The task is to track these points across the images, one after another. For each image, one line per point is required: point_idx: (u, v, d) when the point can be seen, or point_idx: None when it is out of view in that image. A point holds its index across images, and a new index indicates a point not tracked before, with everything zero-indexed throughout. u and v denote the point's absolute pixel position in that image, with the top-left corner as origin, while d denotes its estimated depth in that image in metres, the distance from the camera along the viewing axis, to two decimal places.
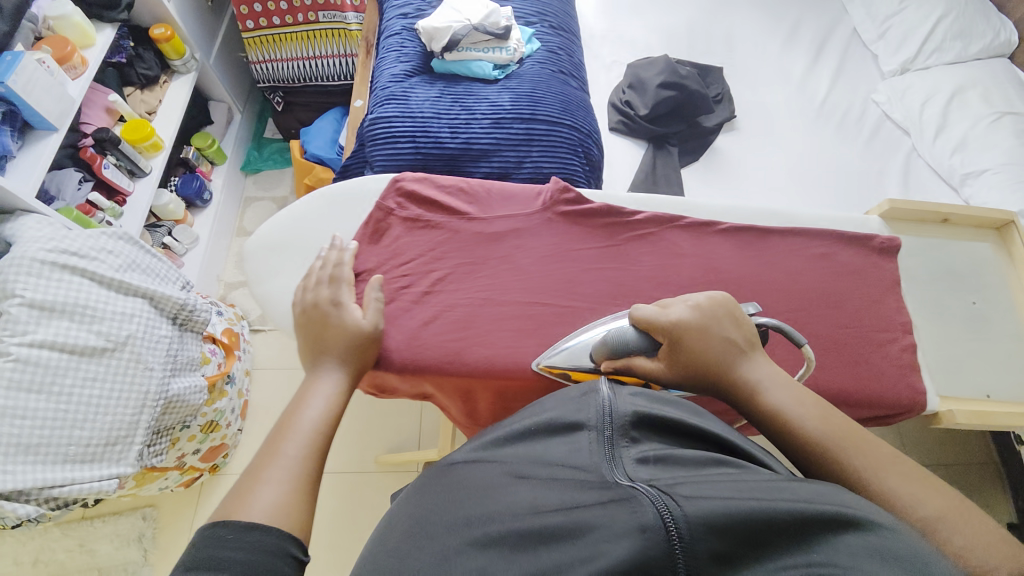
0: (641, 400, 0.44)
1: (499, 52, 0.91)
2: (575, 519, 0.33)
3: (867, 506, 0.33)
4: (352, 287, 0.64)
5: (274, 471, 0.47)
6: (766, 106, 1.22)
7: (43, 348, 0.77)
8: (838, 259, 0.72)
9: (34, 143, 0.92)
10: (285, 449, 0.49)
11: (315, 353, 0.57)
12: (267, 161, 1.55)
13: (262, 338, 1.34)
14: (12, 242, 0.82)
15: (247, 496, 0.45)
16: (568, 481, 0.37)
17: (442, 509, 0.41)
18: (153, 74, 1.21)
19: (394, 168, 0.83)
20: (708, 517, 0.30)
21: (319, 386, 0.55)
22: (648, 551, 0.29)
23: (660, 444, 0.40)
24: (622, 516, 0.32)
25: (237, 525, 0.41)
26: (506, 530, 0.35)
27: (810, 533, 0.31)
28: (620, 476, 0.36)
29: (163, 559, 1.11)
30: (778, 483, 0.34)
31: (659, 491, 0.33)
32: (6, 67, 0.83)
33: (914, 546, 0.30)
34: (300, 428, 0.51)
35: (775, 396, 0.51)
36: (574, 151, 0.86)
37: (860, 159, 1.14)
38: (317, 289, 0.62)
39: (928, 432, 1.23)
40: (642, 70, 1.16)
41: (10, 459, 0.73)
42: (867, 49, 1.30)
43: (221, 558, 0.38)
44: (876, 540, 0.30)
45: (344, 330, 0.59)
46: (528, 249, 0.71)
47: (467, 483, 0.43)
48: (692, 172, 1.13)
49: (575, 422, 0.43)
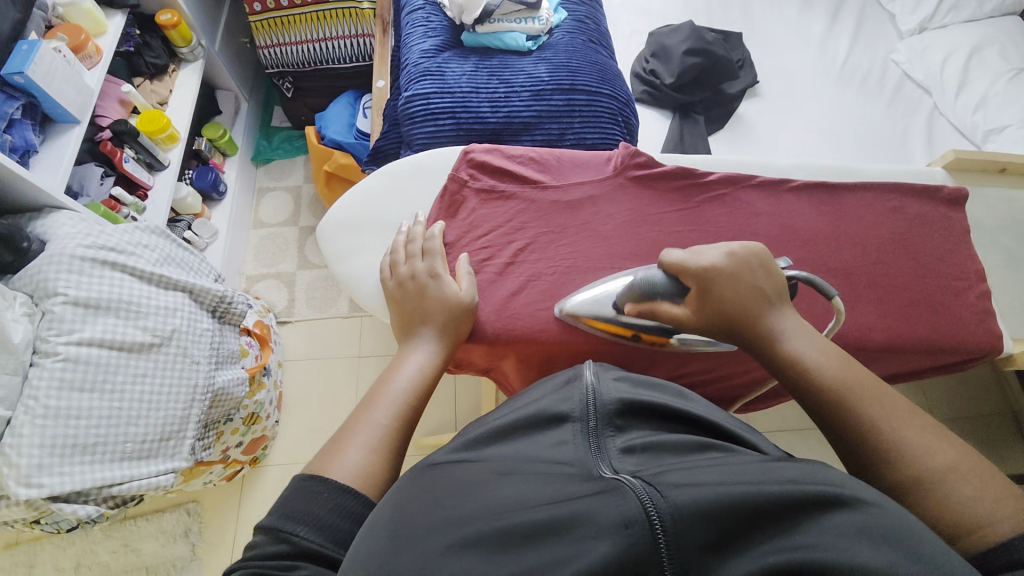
0: (624, 386, 0.44)
1: (531, 22, 0.91)
2: (560, 514, 0.31)
3: (852, 482, 0.32)
4: (444, 261, 0.65)
5: (361, 435, 0.48)
6: (789, 70, 1.19)
7: (92, 346, 0.74)
8: (910, 212, 0.72)
9: (56, 137, 0.90)
10: (374, 415, 0.50)
11: (416, 325, 0.60)
12: (277, 150, 1.51)
13: (290, 330, 1.32)
14: (46, 240, 0.80)
15: (336, 457, 0.46)
16: (548, 476, 0.35)
17: (416, 505, 0.36)
18: (162, 62, 1.17)
19: (435, 144, 0.83)
20: (693, 507, 0.29)
21: (413, 355, 0.57)
22: (635, 546, 0.28)
23: (645, 430, 0.39)
24: (606, 510, 0.30)
25: (331, 485, 0.42)
26: (486, 530, 0.32)
27: (797, 515, 0.29)
28: (604, 467, 0.34)
29: (211, 554, 1.11)
30: (765, 465, 0.33)
31: (643, 482, 0.31)
32: (24, 57, 0.80)
33: (901, 521, 0.30)
34: (390, 395, 0.52)
35: (798, 344, 0.52)
36: (615, 119, 0.87)
37: (882, 119, 1.12)
38: (412, 263, 0.64)
39: (954, 387, 1.26)
40: (665, 38, 1.14)
41: (66, 461, 0.70)
42: (883, 8, 1.26)
43: (314, 515, 0.40)
44: (862, 518, 0.29)
45: (441, 303, 0.61)
46: (607, 215, 0.71)
47: (440, 478, 0.39)
48: (719, 141, 1.11)
49: (558, 415, 0.41)
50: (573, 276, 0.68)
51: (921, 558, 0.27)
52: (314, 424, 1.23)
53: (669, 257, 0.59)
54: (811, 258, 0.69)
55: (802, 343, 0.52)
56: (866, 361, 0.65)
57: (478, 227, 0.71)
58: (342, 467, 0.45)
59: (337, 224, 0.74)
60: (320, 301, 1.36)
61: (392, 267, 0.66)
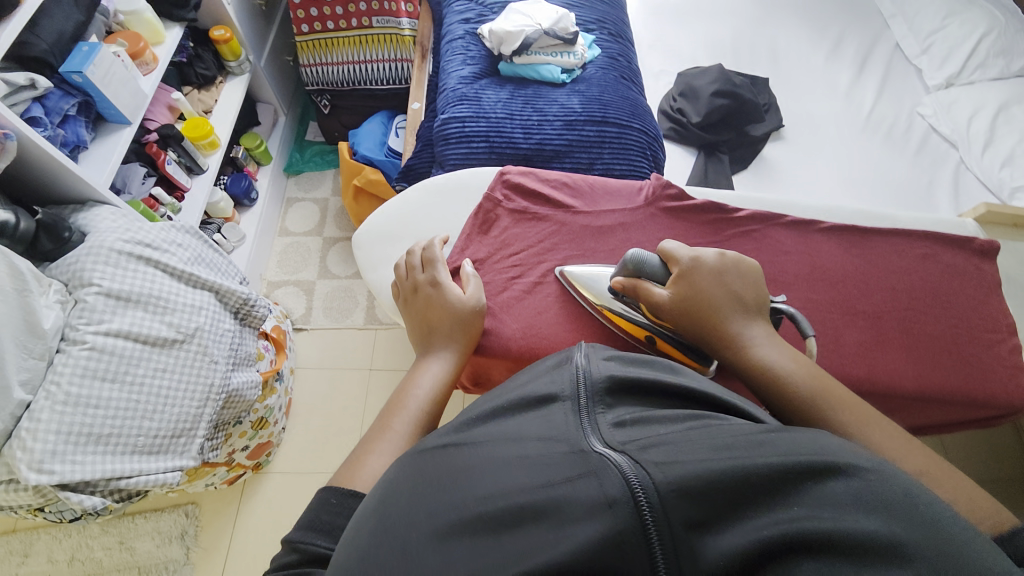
0: (614, 365, 0.44)
1: (567, 56, 0.95)
2: (546, 497, 0.30)
3: (848, 450, 0.32)
4: (446, 268, 0.66)
5: (383, 444, 0.48)
6: (814, 117, 1.21)
7: (118, 337, 0.76)
8: (941, 261, 0.72)
9: (106, 135, 0.94)
10: (393, 425, 0.50)
11: (428, 333, 0.60)
12: (309, 162, 1.57)
13: (306, 337, 1.34)
14: (85, 231, 0.83)
15: (359, 468, 0.46)
16: (535, 458, 0.34)
17: (405, 492, 0.36)
18: (210, 74, 1.23)
19: (468, 166, 0.86)
20: (679, 482, 0.29)
21: (429, 364, 0.57)
22: (619, 526, 0.27)
23: (635, 406, 0.39)
24: (590, 490, 0.29)
25: (340, 491, 0.42)
26: (469, 516, 0.31)
27: (792, 485, 0.30)
28: (595, 442, 0.34)
29: (204, 559, 1.09)
30: (756, 437, 0.33)
31: (628, 460, 0.31)
32: (85, 59, 0.85)
33: (901, 484, 0.30)
34: (410, 404, 0.52)
35: (768, 351, 0.53)
36: (644, 152, 0.89)
37: (909, 169, 1.12)
38: (413, 274, 0.65)
39: (979, 447, 1.21)
40: (694, 79, 1.18)
41: (79, 449, 0.70)
42: (910, 64, 1.28)
43: (327, 523, 0.39)
44: (860, 485, 0.29)
45: (451, 311, 0.61)
46: (636, 243, 0.72)
47: (427, 462, 0.38)
48: (743, 180, 1.13)
49: (547, 395, 0.41)
50: None
51: (919, 522, 0.28)
52: (321, 435, 1.23)
53: (667, 244, 0.62)
54: (840, 300, 0.68)
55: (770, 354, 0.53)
56: (892, 408, 0.64)
57: (503, 248, 0.72)
58: (364, 477, 0.45)
59: (372, 236, 0.75)
60: (337, 311, 1.38)
61: (408, 271, 0.67)
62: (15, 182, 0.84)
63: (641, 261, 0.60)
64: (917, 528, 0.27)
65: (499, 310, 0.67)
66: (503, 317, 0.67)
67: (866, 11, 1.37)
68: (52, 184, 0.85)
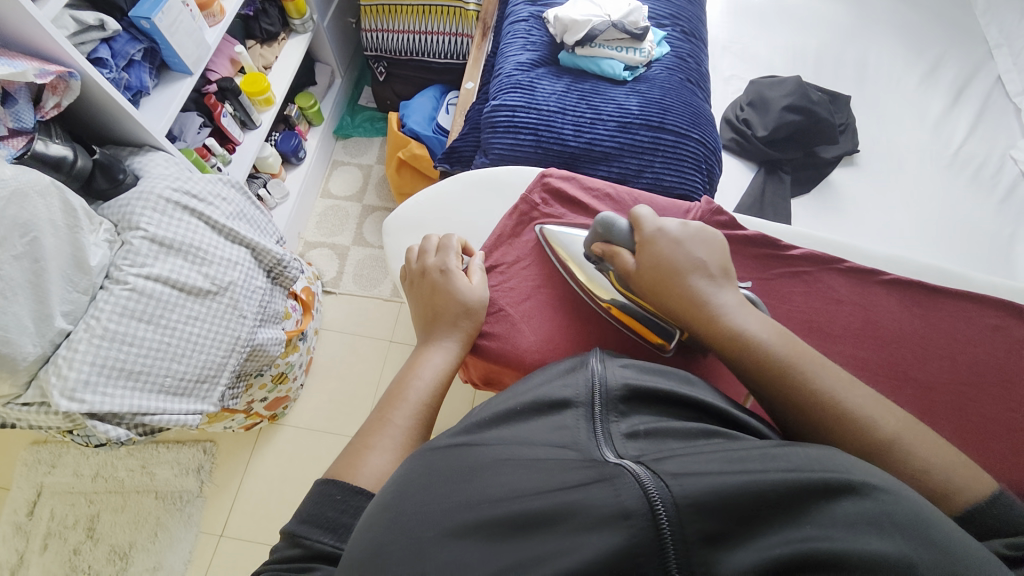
0: (631, 372, 0.42)
1: (633, 53, 0.90)
2: (556, 503, 0.30)
3: (862, 469, 0.30)
4: (458, 255, 0.65)
5: (383, 439, 0.48)
6: (891, 146, 1.10)
7: (157, 282, 0.79)
8: (1013, 335, 0.65)
9: (167, 83, 0.97)
10: (393, 418, 0.50)
11: (432, 320, 0.60)
12: (358, 128, 1.58)
13: (333, 300, 1.37)
14: (139, 175, 0.86)
15: (359, 462, 0.46)
16: (546, 462, 0.33)
17: (413, 483, 0.35)
18: (275, 30, 1.25)
19: (512, 158, 0.84)
20: (697, 497, 0.28)
21: (433, 354, 0.57)
22: (634, 538, 0.27)
23: (650, 417, 0.38)
24: (605, 498, 0.29)
25: (345, 487, 0.42)
26: (483, 517, 0.30)
27: (806, 504, 0.28)
28: (607, 453, 0.33)
29: (215, 495, 1.15)
30: (769, 451, 0.32)
31: (645, 471, 0.30)
32: (155, 4, 0.86)
33: (918, 507, 0.28)
34: (411, 397, 0.52)
35: (739, 319, 0.50)
36: (698, 166, 0.84)
37: (990, 220, 1.01)
38: (425, 258, 0.65)
39: None
40: (767, 89, 1.10)
41: (111, 382, 0.74)
42: (1010, 102, 1.15)
43: (331, 519, 0.40)
44: (875, 506, 0.28)
45: (456, 298, 0.61)
46: None
47: (438, 459, 0.37)
48: (802, 205, 1.05)
49: (560, 399, 0.40)
50: None
51: (935, 545, 0.26)
52: (334, 398, 1.26)
53: (639, 209, 0.61)
54: (888, 362, 0.63)
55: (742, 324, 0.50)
56: None
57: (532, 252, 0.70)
58: (366, 473, 0.45)
59: (405, 223, 0.75)
60: (366, 279, 1.40)
61: (420, 254, 0.66)
62: (82, 121, 0.88)
63: (610, 226, 0.60)
64: (926, 549, 0.26)
65: (521, 317, 0.66)
66: (524, 325, 0.65)
67: (971, 35, 1.23)
68: (115, 127, 0.88)
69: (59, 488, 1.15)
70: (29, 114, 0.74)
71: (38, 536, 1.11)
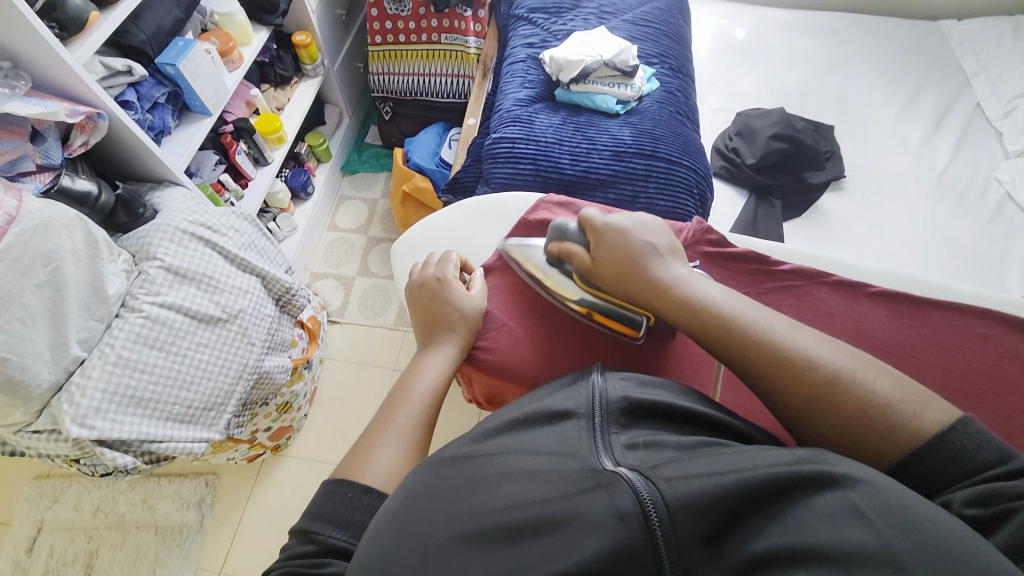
0: (632, 385, 0.43)
1: (624, 88, 0.96)
2: (556, 510, 0.31)
3: (849, 462, 0.31)
4: (457, 266, 0.68)
5: (388, 438, 0.49)
6: (878, 170, 1.15)
7: (171, 310, 0.81)
8: (1004, 343, 0.66)
9: (188, 123, 1.03)
10: (398, 418, 0.51)
11: (432, 326, 0.62)
12: (364, 164, 1.65)
13: (338, 330, 1.39)
14: (157, 209, 0.91)
15: (366, 461, 0.47)
16: (547, 472, 0.34)
17: (420, 494, 0.35)
18: (288, 74, 1.33)
19: (512, 186, 0.88)
20: (688, 500, 0.29)
21: (433, 357, 0.59)
22: (629, 538, 0.28)
23: (650, 429, 0.38)
24: (601, 504, 0.30)
25: (356, 485, 0.43)
26: (487, 525, 0.32)
27: (786, 501, 0.29)
28: (605, 461, 0.34)
29: (216, 529, 1.14)
30: (760, 451, 0.32)
31: (639, 475, 0.31)
32: (180, 52, 0.94)
33: (898, 496, 0.28)
34: (414, 397, 0.53)
35: (694, 287, 0.54)
36: (690, 191, 0.88)
37: (979, 238, 1.04)
38: (425, 269, 0.67)
39: None
40: (754, 120, 1.16)
41: (120, 409, 0.75)
42: (990, 126, 1.20)
43: (343, 516, 0.41)
44: (857, 496, 0.28)
45: (455, 304, 0.64)
46: None
47: (445, 470, 0.37)
48: (794, 228, 1.09)
49: (562, 411, 0.40)
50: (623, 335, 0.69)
51: (915, 531, 0.26)
52: (338, 428, 1.26)
53: (586, 210, 0.65)
54: None
55: (707, 284, 0.55)
56: None
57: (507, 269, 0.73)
58: (373, 472, 0.46)
59: (411, 246, 0.78)
60: (371, 308, 1.42)
61: (422, 267, 0.69)
62: (106, 159, 0.93)
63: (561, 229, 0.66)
64: (906, 535, 0.26)
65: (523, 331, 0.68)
66: (525, 340, 0.67)
67: (947, 66, 1.30)
68: (137, 165, 0.94)
69: (58, 524, 1.14)
70: (56, 151, 0.79)
71: (34, 575, 1.09)
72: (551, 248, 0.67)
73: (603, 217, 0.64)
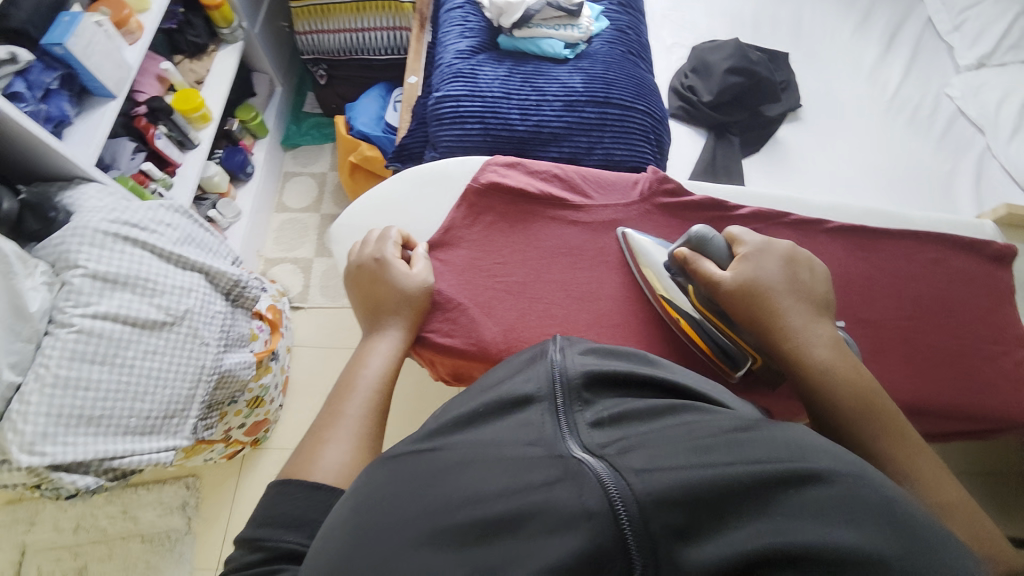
0: (590, 358, 0.40)
1: (571, 30, 0.89)
2: (520, 505, 0.28)
3: (825, 453, 0.29)
4: (397, 244, 0.64)
5: (338, 431, 0.47)
6: (833, 97, 1.13)
7: (106, 320, 0.75)
8: (952, 266, 0.69)
9: (91, 109, 0.91)
10: (345, 409, 0.49)
11: (374, 311, 0.59)
12: (305, 136, 1.53)
13: (303, 316, 1.33)
14: (70, 210, 0.81)
15: (315, 457, 0.45)
16: (511, 459, 0.31)
17: (375, 494, 0.33)
18: (201, 42, 1.19)
19: (461, 149, 0.83)
20: (660, 492, 0.27)
21: (379, 343, 0.56)
22: (597, 540, 0.26)
23: (615, 400, 0.36)
24: (567, 500, 0.27)
25: (303, 484, 0.42)
26: (444, 524, 0.29)
27: (767, 492, 0.27)
28: (573, 447, 0.31)
29: (205, 530, 1.12)
30: (735, 436, 0.30)
31: (607, 466, 0.29)
32: (66, 29, 0.82)
33: (880, 490, 0.27)
34: (360, 386, 0.51)
35: (836, 361, 0.51)
36: (647, 137, 0.85)
37: (931, 157, 1.06)
38: (363, 248, 0.63)
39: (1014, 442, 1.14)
40: (708, 54, 1.11)
41: (70, 431, 0.71)
42: (941, 41, 1.19)
43: (295, 517, 0.39)
44: (842, 492, 0.27)
45: (396, 286, 0.60)
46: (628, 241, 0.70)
47: (400, 467, 0.34)
48: (754, 164, 1.07)
49: (523, 396, 0.37)
50: (585, 298, 0.68)
51: (901, 526, 0.26)
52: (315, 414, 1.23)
53: (734, 232, 0.60)
54: (843, 306, 0.66)
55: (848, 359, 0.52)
56: None
57: (442, 271, 0.67)
58: (323, 467, 0.44)
59: (352, 226, 0.73)
60: (334, 289, 1.36)
61: (361, 246, 0.64)
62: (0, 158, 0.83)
63: (704, 240, 0.59)
64: (897, 537, 0.25)
65: (480, 306, 0.66)
66: (484, 319, 0.65)
67: None
68: (38, 162, 0.83)
69: (41, 545, 1.10)
70: None
71: None
72: (677, 253, 0.61)
73: (758, 246, 0.58)
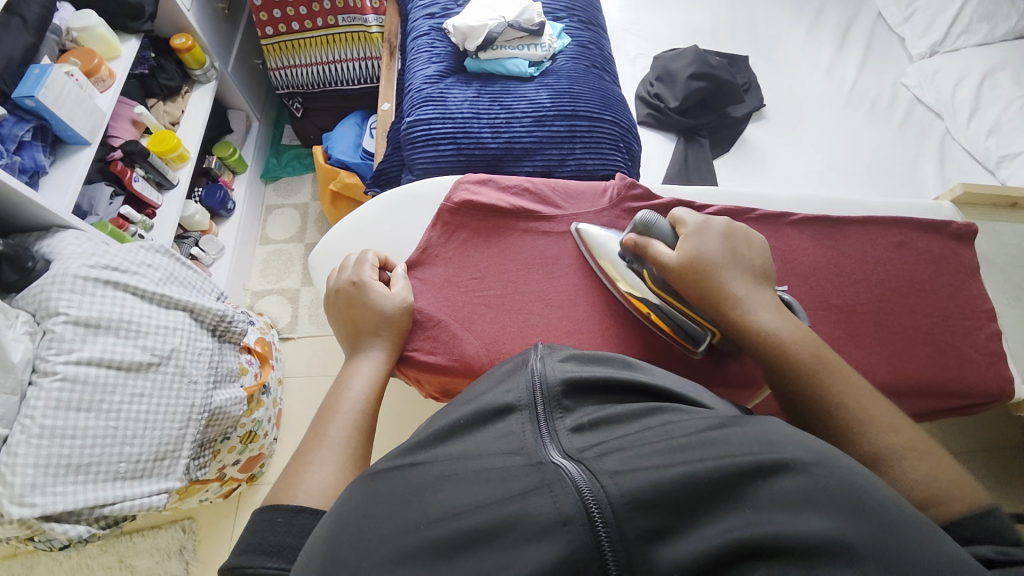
0: (570, 366, 0.41)
1: (534, 49, 0.93)
2: (496, 517, 0.28)
3: (794, 443, 0.31)
4: (374, 266, 0.64)
5: (321, 453, 0.47)
6: (796, 94, 1.18)
7: (90, 365, 0.74)
8: (916, 247, 0.72)
9: (65, 157, 0.92)
10: (328, 431, 0.49)
11: (355, 334, 0.60)
12: (286, 168, 1.54)
13: (292, 346, 1.33)
14: (51, 259, 0.82)
15: (298, 481, 0.45)
16: (489, 471, 0.32)
17: (354, 514, 0.33)
18: (175, 84, 1.21)
19: (436, 170, 0.85)
20: (633, 493, 0.27)
21: (361, 365, 0.57)
22: (572, 546, 0.26)
23: (593, 407, 0.37)
24: (542, 508, 0.28)
25: (286, 509, 0.42)
26: (422, 540, 0.29)
27: (737, 487, 0.28)
28: (553, 452, 0.32)
29: (204, 572, 1.10)
30: (708, 435, 0.31)
31: (583, 470, 0.29)
32: (36, 82, 0.83)
33: (847, 477, 0.29)
34: (344, 407, 0.52)
35: (774, 321, 0.53)
36: (617, 146, 0.87)
37: (894, 144, 1.10)
38: (341, 273, 0.63)
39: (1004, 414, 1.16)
40: (670, 62, 1.14)
41: (59, 481, 0.70)
42: (893, 33, 1.24)
43: (275, 543, 0.39)
44: (810, 482, 0.28)
45: (375, 308, 0.60)
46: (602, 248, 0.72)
47: (380, 485, 0.35)
48: (725, 163, 1.10)
49: (503, 406, 0.38)
50: (565, 306, 0.69)
51: (865, 512, 0.27)
52: None
53: (677, 212, 0.63)
54: (818, 295, 0.68)
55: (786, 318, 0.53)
56: None
57: (423, 290, 0.68)
58: (307, 489, 0.44)
59: (330, 253, 0.73)
60: (322, 317, 1.36)
61: (339, 271, 0.65)
62: None
63: (651, 222, 0.62)
64: (862, 523, 0.27)
65: (462, 323, 0.67)
66: (466, 334, 0.66)
67: None
68: (14, 212, 0.83)
69: None
70: None
71: None
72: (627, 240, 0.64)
73: (700, 220, 0.61)
